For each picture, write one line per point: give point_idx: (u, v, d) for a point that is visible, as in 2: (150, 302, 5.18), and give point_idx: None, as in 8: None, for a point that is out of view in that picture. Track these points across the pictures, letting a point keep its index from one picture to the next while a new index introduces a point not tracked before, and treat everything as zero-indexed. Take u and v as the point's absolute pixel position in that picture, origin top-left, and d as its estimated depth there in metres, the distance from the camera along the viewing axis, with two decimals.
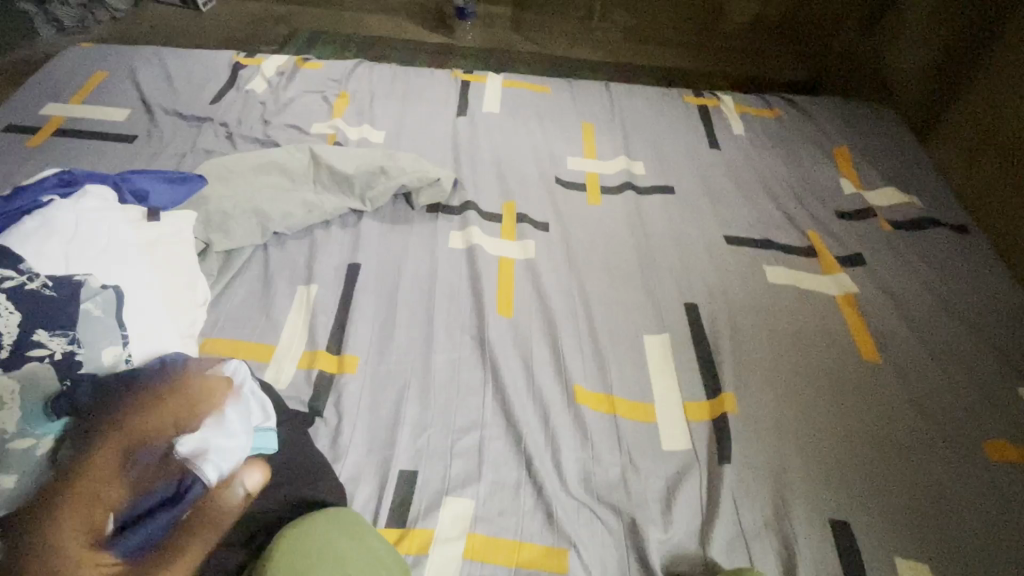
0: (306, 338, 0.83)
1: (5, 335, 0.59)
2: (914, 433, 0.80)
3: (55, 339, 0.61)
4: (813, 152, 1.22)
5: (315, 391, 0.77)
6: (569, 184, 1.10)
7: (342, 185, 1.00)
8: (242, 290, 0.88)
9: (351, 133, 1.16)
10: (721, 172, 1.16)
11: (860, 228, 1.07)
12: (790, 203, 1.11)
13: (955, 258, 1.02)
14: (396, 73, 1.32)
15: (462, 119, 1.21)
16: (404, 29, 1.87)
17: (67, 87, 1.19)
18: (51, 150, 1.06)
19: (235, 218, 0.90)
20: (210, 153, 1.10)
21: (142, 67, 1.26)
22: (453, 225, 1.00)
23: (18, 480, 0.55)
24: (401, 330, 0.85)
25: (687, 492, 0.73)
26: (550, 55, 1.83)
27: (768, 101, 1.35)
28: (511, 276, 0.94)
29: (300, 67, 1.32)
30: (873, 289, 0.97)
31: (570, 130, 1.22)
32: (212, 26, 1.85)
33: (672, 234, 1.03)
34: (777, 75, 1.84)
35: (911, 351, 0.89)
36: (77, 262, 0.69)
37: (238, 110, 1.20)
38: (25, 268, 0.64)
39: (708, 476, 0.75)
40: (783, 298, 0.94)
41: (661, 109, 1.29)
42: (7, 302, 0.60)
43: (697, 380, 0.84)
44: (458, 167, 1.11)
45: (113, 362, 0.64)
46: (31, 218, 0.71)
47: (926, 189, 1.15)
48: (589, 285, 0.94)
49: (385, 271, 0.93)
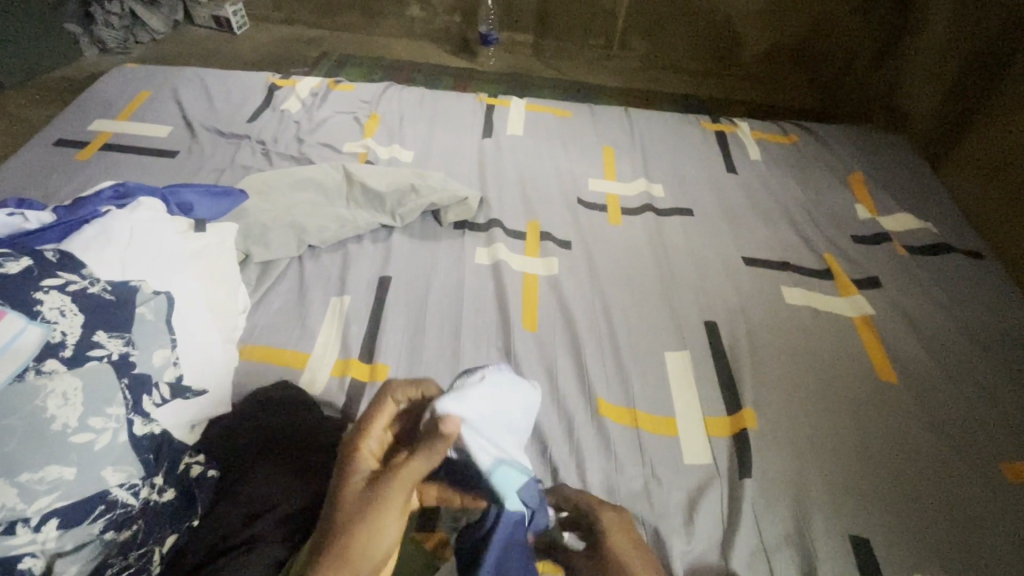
0: (339, 346, 0.86)
1: (69, 335, 0.62)
2: (931, 453, 0.81)
3: (112, 340, 0.64)
4: (828, 177, 1.25)
5: (347, 397, 0.80)
6: (590, 205, 1.14)
7: (374, 202, 1.04)
8: (279, 300, 0.92)
9: (382, 153, 1.21)
10: (738, 195, 1.19)
11: (876, 252, 1.09)
12: (807, 226, 1.13)
13: (970, 282, 1.04)
14: (425, 96, 1.38)
15: (488, 141, 1.26)
16: (430, 54, 1.95)
17: (114, 106, 1.26)
18: (99, 163, 1.12)
19: (274, 231, 0.95)
20: (248, 169, 1.15)
21: (185, 88, 1.33)
22: (479, 242, 1.04)
23: (79, 472, 0.58)
24: (430, 340, 0.88)
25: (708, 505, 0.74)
26: (569, 81, 1.89)
27: (784, 128, 1.39)
28: (535, 291, 0.97)
29: (333, 89, 1.38)
30: (890, 311, 0.99)
31: (592, 152, 1.26)
32: (246, 50, 1.93)
33: (692, 254, 1.06)
34: (791, 104, 1.89)
35: (928, 372, 0.90)
36: (133, 269, 0.73)
37: (275, 129, 1.26)
38: (87, 274, 0.68)
39: (729, 488, 0.76)
40: (801, 318, 0.96)
41: (679, 134, 1.33)
42: (72, 304, 0.64)
43: (718, 396, 0.86)
44: (484, 185, 1.15)
45: (163, 363, 0.68)
46: (91, 225, 0.76)
47: (940, 215, 1.17)
48: (611, 301, 0.97)
49: (415, 285, 0.96)
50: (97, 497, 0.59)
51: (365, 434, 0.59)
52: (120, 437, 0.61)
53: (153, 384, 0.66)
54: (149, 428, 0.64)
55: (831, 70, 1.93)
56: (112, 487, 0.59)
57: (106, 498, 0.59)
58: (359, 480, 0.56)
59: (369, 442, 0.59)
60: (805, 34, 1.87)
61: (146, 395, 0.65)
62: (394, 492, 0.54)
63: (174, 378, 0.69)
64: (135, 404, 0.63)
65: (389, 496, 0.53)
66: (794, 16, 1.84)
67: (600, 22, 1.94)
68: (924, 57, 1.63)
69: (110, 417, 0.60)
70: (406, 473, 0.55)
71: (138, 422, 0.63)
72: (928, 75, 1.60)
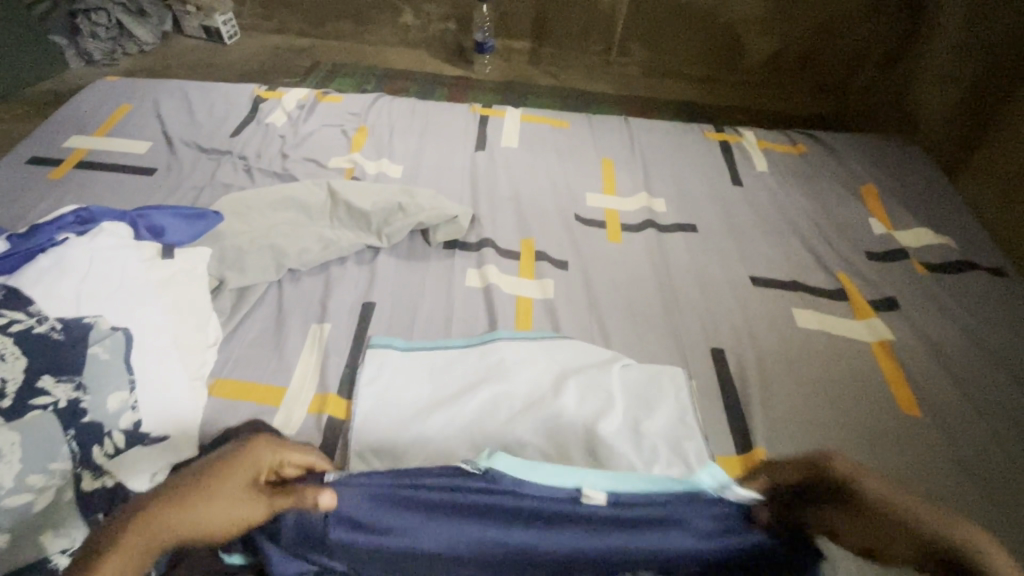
0: (317, 379, 0.81)
1: (10, 382, 0.59)
2: (959, 494, 0.75)
3: (60, 386, 0.61)
4: (838, 189, 1.19)
5: (324, 438, 0.75)
6: (589, 221, 1.08)
7: (359, 221, 0.98)
8: (256, 328, 0.86)
9: (369, 168, 1.15)
10: (745, 209, 1.13)
11: (892, 270, 1.03)
12: (819, 243, 1.07)
13: (995, 303, 0.98)
14: (416, 107, 1.32)
15: (481, 154, 1.20)
16: (426, 63, 1.90)
17: (91, 121, 1.21)
18: (72, 183, 1.06)
19: (249, 254, 0.89)
20: (228, 187, 1.09)
21: (166, 101, 1.27)
22: (470, 263, 0.98)
23: (11, 537, 0.55)
24: (383, 462, 0.72)
25: (652, 432, 0.75)
26: (568, 89, 1.82)
27: (792, 137, 1.32)
28: (529, 315, 0.91)
29: (320, 101, 1.32)
30: (909, 337, 0.92)
31: (590, 165, 1.20)
32: (237, 60, 1.88)
33: (696, 274, 1.00)
34: (798, 108, 1.84)
35: (952, 402, 0.84)
36: (89, 303, 0.68)
37: (258, 143, 1.20)
38: (35, 311, 0.65)
39: (687, 463, 0.72)
40: (814, 344, 0.90)
41: (682, 145, 1.27)
42: (16, 348, 0.61)
43: (727, 433, 0.79)
44: (475, 202, 1.10)
45: (118, 409, 0.63)
46: (46, 255, 0.71)
47: (961, 229, 1.11)
48: (611, 325, 0.91)
49: (399, 313, 0.90)
50: (35, 565, 0.55)
51: (237, 477, 0.55)
52: (65, 495, 0.58)
53: (106, 433, 0.62)
54: (99, 483, 0.60)
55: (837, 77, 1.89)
56: (52, 554, 0.56)
57: (45, 566, 0.56)
58: (243, 477, 0.55)
59: (237, 496, 0.54)
60: (809, 38, 1.83)
61: (96, 445, 0.61)
62: (205, 478, 0.53)
63: (131, 425, 0.64)
64: (84, 456, 0.60)
65: (239, 467, 0.55)
66: (800, 20, 1.80)
67: (600, 28, 1.88)
68: (936, 59, 1.59)
69: (53, 474, 0.58)
70: (225, 484, 0.54)
71: (87, 477, 0.60)
72: (940, 78, 1.56)
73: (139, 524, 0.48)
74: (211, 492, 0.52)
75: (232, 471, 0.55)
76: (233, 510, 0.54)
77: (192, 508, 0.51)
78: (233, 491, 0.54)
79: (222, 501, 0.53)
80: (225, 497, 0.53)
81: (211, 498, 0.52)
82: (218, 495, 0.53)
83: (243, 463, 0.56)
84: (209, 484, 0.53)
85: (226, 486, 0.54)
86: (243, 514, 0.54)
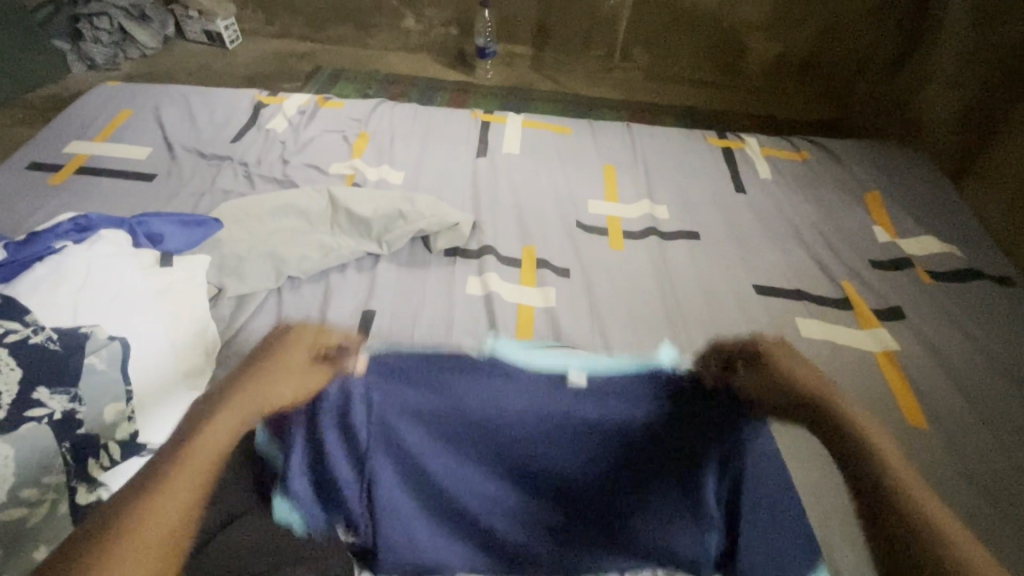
0: None
1: (5, 394, 0.58)
2: (967, 509, 0.74)
3: (55, 398, 0.60)
4: (841, 197, 1.18)
5: None
6: (591, 228, 1.07)
7: (360, 228, 0.97)
8: (255, 336, 0.85)
9: (370, 174, 1.14)
10: (748, 216, 1.12)
11: (896, 279, 1.02)
12: (823, 251, 1.06)
13: (1001, 312, 0.97)
14: (418, 113, 1.32)
15: (483, 160, 1.20)
16: (427, 68, 1.90)
17: (91, 126, 1.20)
18: (72, 189, 1.06)
19: (249, 262, 0.89)
20: (228, 193, 1.09)
21: (167, 107, 1.27)
22: (471, 271, 0.98)
23: (3, 552, 0.54)
24: None
25: None
26: (570, 94, 1.82)
27: (795, 143, 1.32)
28: (531, 324, 0.90)
29: (322, 106, 1.32)
30: (915, 347, 0.91)
31: (592, 172, 1.19)
32: (239, 65, 1.88)
33: (700, 283, 0.99)
34: (802, 114, 1.83)
35: (960, 414, 0.83)
36: (87, 312, 0.68)
37: (259, 149, 1.20)
38: (30, 320, 0.64)
39: None
40: (819, 353, 0.89)
41: (685, 152, 1.26)
42: (10, 358, 0.60)
43: None
44: (477, 208, 1.09)
45: (115, 419, 0.63)
46: (43, 264, 0.70)
47: (966, 237, 1.10)
48: (613, 334, 0.90)
49: (400, 321, 0.89)
50: None
51: (294, 352, 0.68)
52: (60, 509, 0.57)
53: (102, 445, 0.61)
54: (94, 496, 0.59)
55: (839, 81, 1.89)
56: None
57: None
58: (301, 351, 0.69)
59: (298, 361, 0.67)
60: (812, 43, 1.82)
61: (91, 457, 0.60)
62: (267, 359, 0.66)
63: (127, 437, 0.63)
64: (79, 469, 0.59)
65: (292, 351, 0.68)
66: (804, 26, 1.79)
67: (602, 33, 1.88)
68: (942, 65, 1.58)
69: (48, 487, 0.57)
70: (290, 357, 0.68)
71: (81, 490, 0.58)
72: (945, 85, 1.56)
73: (212, 418, 0.59)
74: (276, 363, 0.67)
75: (290, 346, 0.69)
76: (289, 378, 0.65)
77: (265, 379, 0.64)
78: (295, 359, 0.68)
79: (294, 352, 0.69)
80: (278, 377, 0.64)
81: (279, 370, 0.65)
82: (286, 363, 0.67)
83: (296, 342, 0.70)
84: (276, 355, 0.68)
85: (289, 357, 0.68)
86: (296, 381, 0.65)
